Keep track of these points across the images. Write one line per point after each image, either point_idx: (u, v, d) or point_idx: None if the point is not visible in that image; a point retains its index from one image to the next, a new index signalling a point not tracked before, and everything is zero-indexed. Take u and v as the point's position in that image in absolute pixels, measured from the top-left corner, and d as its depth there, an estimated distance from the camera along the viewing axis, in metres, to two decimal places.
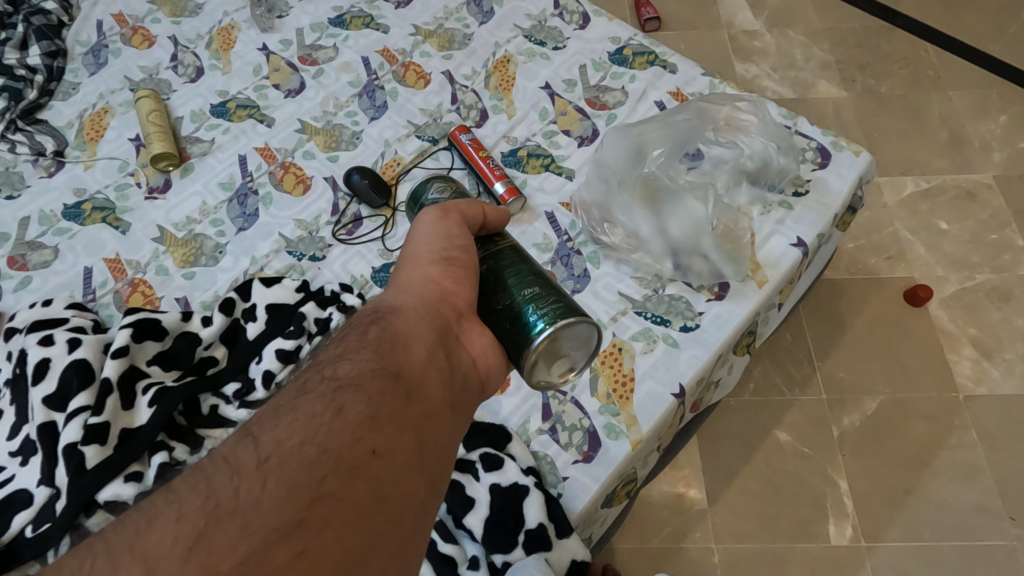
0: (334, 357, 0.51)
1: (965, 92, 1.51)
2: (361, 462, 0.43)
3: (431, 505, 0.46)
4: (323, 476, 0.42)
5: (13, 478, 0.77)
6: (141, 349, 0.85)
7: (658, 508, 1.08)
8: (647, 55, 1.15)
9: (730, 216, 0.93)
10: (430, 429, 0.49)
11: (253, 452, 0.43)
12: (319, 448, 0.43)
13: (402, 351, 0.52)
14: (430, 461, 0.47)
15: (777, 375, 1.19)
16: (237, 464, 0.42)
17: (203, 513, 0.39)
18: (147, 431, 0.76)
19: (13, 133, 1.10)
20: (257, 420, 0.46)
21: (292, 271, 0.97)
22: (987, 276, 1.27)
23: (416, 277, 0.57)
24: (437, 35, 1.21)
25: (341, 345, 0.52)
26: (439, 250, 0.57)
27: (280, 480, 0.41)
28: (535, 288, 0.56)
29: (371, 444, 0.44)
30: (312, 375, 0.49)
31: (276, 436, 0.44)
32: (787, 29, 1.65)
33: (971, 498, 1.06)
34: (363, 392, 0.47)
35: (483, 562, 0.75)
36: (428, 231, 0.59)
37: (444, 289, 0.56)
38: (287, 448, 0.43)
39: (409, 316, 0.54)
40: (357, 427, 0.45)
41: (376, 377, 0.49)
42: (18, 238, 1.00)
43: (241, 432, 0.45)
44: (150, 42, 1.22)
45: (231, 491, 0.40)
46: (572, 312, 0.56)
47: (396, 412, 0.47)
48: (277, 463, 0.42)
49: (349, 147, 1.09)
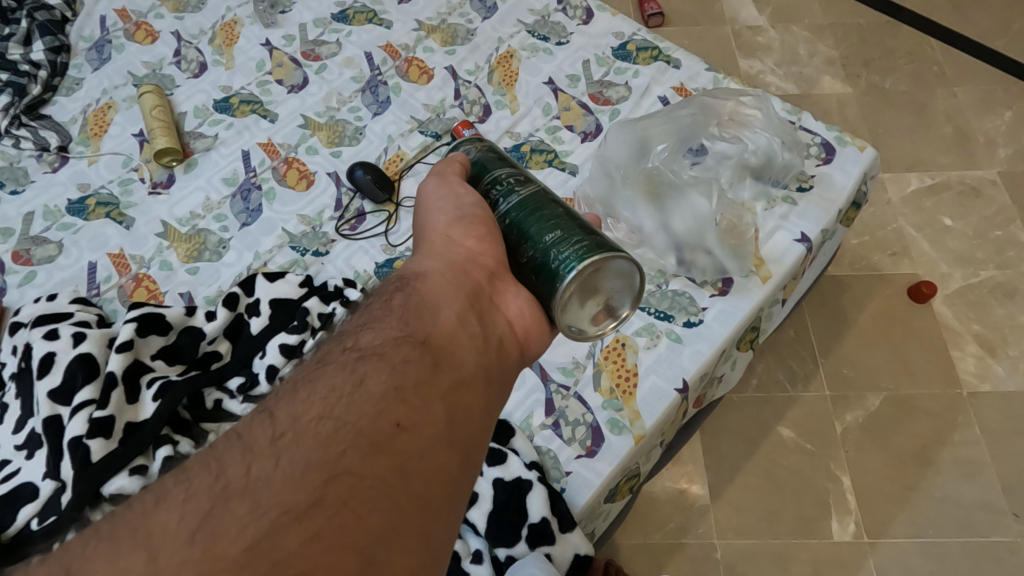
0: (358, 328, 0.52)
1: (970, 88, 1.50)
2: (385, 435, 0.43)
3: (463, 479, 0.45)
4: (341, 452, 0.41)
5: (18, 471, 0.77)
6: (146, 342, 0.85)
7: (660, 504, 1.08)
8: (651, 50, 1.15)
9: (735, 211, 0.92)
10: (460, 397, 0.48)
11: (268, 428, 0.43)
12: (337, 423, 0.43)
13: (427, 320, 0.52)
14: (460, 434, 0.47)
15: (780, 371, 1.19)
16: (250, 441, 0.42)
17: (212, 492, 0.39)
18: (152, 425, 0.77)
19: (17, 128, 1.10)
20: (276, 396, 0.46)
21: (296, 266, 0.97)
22: (992, 273, 1.26)
23: (440, 240, 0.59)
24: (440, 31, 1.20)
25: (365, 317, 0.54)
26: (452, 209, 0.60)
27: (294, 459, 0.41)
28: (557, 231, 0.56)
29: (394, 417, 0.44)
30: (335, 346, 0.51)
31: (294, 411, 0.44)
32: (791, 25, 1.64)
33: (975, 494, 1.06)
34: (384, 363, 0.48)
35: (486, 556, 0.75)
36: (437, 195, 0.62)
37: (469, 254, 0.57)
38: (303, 425, 0.43)
39: (436, 282, 0.56)
40: (379, 400, 0.45)
41: (399, 347, 0.49)
42: (23, 233, 1.01)
43: (261, 406, 0.46)
44: (154, 37, 1.22)
45: (242, 470, 0.40)
46: (598, 249, 0.54)
47: (420, 383, 0.47)
48: (292, 439, 0.42)
49: (351, 142, 1.09)
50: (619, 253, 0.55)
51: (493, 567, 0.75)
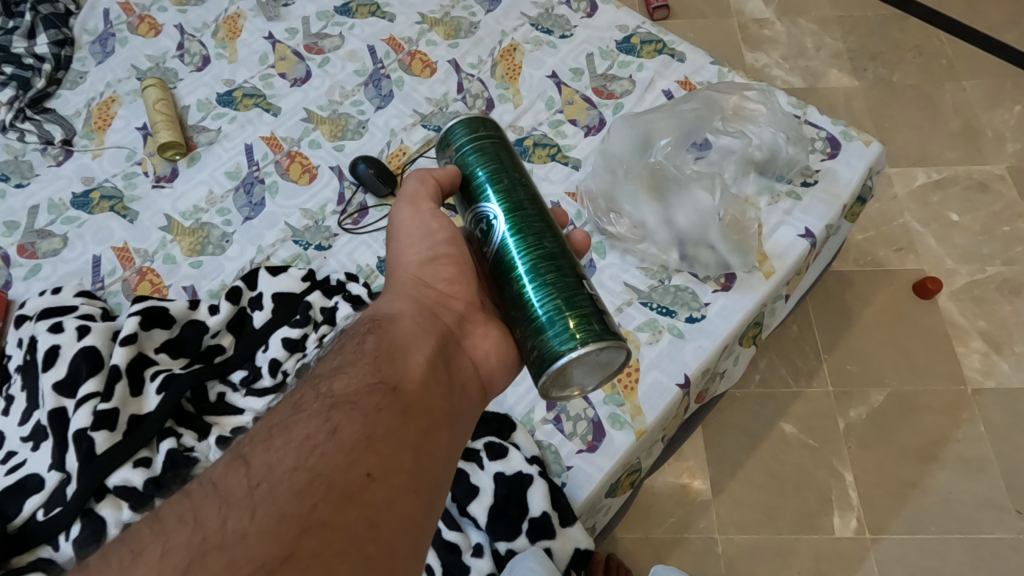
0: (331, 371, 0.54)
1: (978, 81, 1.49)
2: (357, 485, 0.45)
3: (428, 525, 0.48)
4: (314, 504, 0.43)
5: (24, 463, 0.78)
6: (150, 336, 0.85)
7: (661, 499, 1.08)
8: (655, 44, 1.14)
9: (738, 205, 0.91)
10: (428, 446, 0.51)
11: (243, 478, 0.45)
12: (311, 473, 0.45)
13: (399, 365, 0.54)
14: (426, 478, 0.50)
15: (783, 365, 1.18)
16: (226, 492, 0.44)
17: (189, 547, 0.40)
18: (156, 418, 0.77)
19: (22, 121, 1.10)
20: (251, 443, 0.48)
21: (299, 260, 0.97)
22: (999, 269, 1.26)
23: (408, 280, 0.62)
24: (443, 24, 1.20)
25: (339, 361, 0.55)
26: (426, 250, 0.62)
27: (269, 510, 0.42)
28: (517, 330, 0.57)
29: (365, 467, 0.46)
30: (309, 391, 0.52)
31: (270, 459, 0.46)
32: (798, 17, 1.63)
33: (978, 492, 1.05)
34: (358, 411, 0.50)
35: (487, 549, 0.76)
36: (408, 233, 0.63)
37: (438, 294, 0.62)
38: (278, 474, 0.45)
39: (406, 326, 0.58)
40: (351, 449, 0.47)
41: (372, 393, 0.51)
42: (28, 226, 1.01)
43: (235, 454, 0.47)
44: (157, 30, 1.22)
45: (219, 522, 0.42)
46: (544, 358, 0.54)
47: (390, 430, 0.49)
48: (267, 490, 0.44)
49: (354, 136, 1.08)
50: (596, 337, 0.53)
51: (493, 561, 0.76)
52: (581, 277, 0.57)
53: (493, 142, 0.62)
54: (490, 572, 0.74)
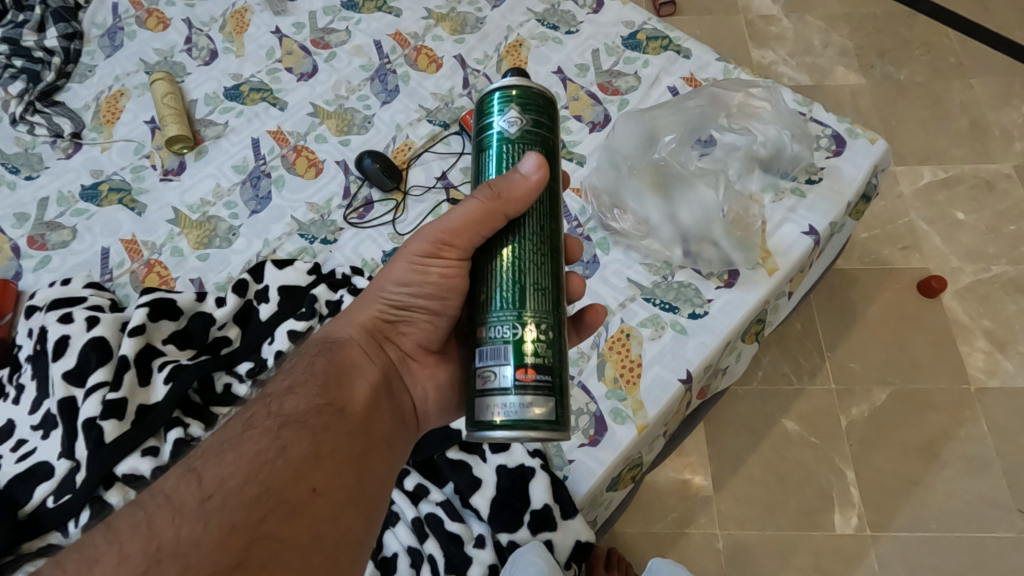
0: (282, 391, 0.53)
1: (987, 80, 1.48)
2: (302, 500, 0.46)
3: (365, 540, 0.49)
4: (263, 516, 0.43)
5: (34, 451, 0.79)
6: (158, 327, 0.86)
7: (664, 493, 1.09)
8: (661, 40, 1.14)
9: (742, 203, 0.92)
10: (369, 466, 0.52)
11: (196, 489, 0.44)
12: (261, 487, 0.45)
13: (347, 390, 0.54)
14: (367, 495, 0.50)
15: (786, 363, 1.19)
16: (179, 502, 0.43)
17: (144, 554, 0.40)
18: (164, 407, 0.78)
19: (32, 115, 1.11)
20: (202, 455, 0.47)
21: (304, 253, 0.98)
22: (1004, 268, 1.25)
23: (365, 311, 0.60)
24: (450, 19, 1.20)
25: (290, 380, 0.54)
26: (395, 296, 0.58)
27: (221, 520, 0.42)
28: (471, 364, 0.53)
29: (311, 482, 0.47)
30: (260, 408, 0.51)
31: (222, 472, 0.45)
32: (806, 14, 1.62)
33: (980, 490, 1.05)
34: (308, 430, 0.49)
35: (489, 541, 0.77)
36: (402, 272, 0.56)
37: (390, 333, 0.60)
38: (230, 487, 0.44)
39: (356, 357, 0.57)
40: (299, 465, 0.47)
41: (320, 413, 0.51)
42: (38, 218, 1.02)
43: (185, 467, 0.47)
44: (165, 24, 1.23)
45: (171, 532, 0.41)
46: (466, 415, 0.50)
47: (337, 449, 0.50)
48: (220, 501, 0.43)
49: (360, 130, 1.09)
50: (485, 427, 0.47)
51: (496, 553, 0.77)
52: (485, 335, 0.49)
53: (490, 135, 0.53)
54: (492, 563, 0.75)
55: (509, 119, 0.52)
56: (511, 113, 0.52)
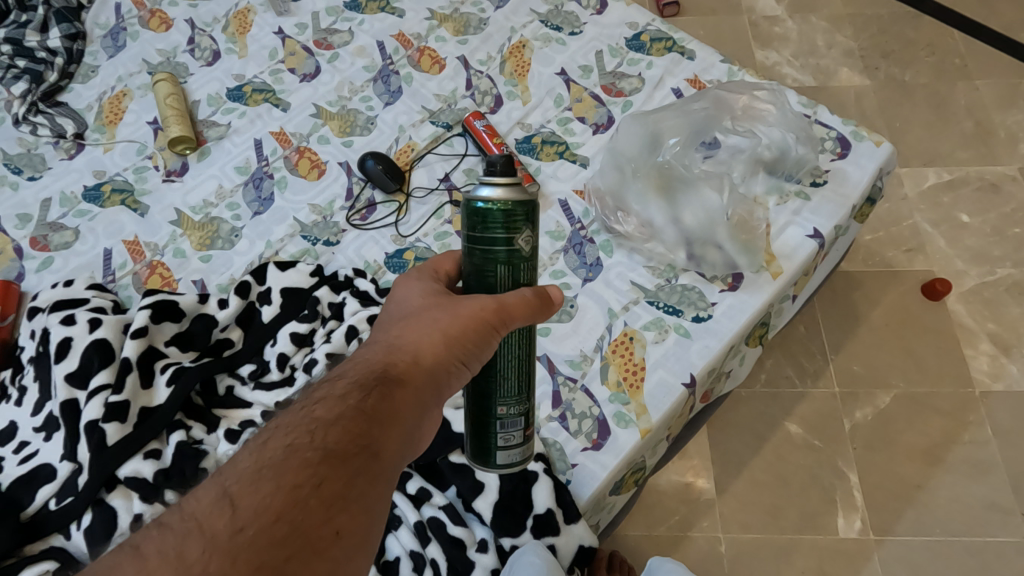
0: (325, 421, 0.48)
1: (992, 81, 1.48)
2: (325, 542, 0.42)
3: None
4: (288, 555, 0.41)
5: (36, 453, 0.79)
6: (160, 329, 0.86)
7: (667, 496, 1.08)
8: (665, 41, 1.13)
9: (747, 206, 0.92)
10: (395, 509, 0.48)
11: (228, 518, 0.42)
12: (291, 524, 0.42)
13: (390, 431, 0.49)
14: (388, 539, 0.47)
15: (789, 366, 1.18)
16: (211, 531, 0.41)
17: None
18: (166, 410, 0.78)
19: (35, 116, 1.11)
20: (238, 477, 0.44)
21: (307, 255, 0.98)
22: (1009, 271, 1.25)
23: (420, 346, 0.55)
24: (453, 19, 1.20)
25: (335, 410, 0.49)
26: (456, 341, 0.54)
27: (248, 558, 0.40)
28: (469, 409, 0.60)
29: (338, 525, 0.43)
30: (302, 434, 0.47)
31: (257, 503, 0.43)
32: (810, 15, 1.62)
33: (985, 494, 1.05)
34: (345, 472, 0.45)
35: (492, 545, 0.76)
36: (467, 321, 0.54)
37: None
38: (262, 523, 0.41)
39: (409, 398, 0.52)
40: (330, 504, 0.43)
41: (358, 452, 0.46)
42: (40, 219, 1.02)
43: (220, 490, 0.44)
44: (168, 24, 1.22)
45: (201, 564, 0.39)
46: (471, 451, 0.61)
47: (368, 492, 0.46)
48: (251, 535, 0.41)
49: (363, 131, 1.09)
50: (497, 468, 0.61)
51: (498, 557, 0.77)
52: (500, 412, 0.59)
53: (502, 252, 0.54)
54: (495, 567, 0.75)
55: (522, 238, 0.54)
56: (524, 233, 0.54)
